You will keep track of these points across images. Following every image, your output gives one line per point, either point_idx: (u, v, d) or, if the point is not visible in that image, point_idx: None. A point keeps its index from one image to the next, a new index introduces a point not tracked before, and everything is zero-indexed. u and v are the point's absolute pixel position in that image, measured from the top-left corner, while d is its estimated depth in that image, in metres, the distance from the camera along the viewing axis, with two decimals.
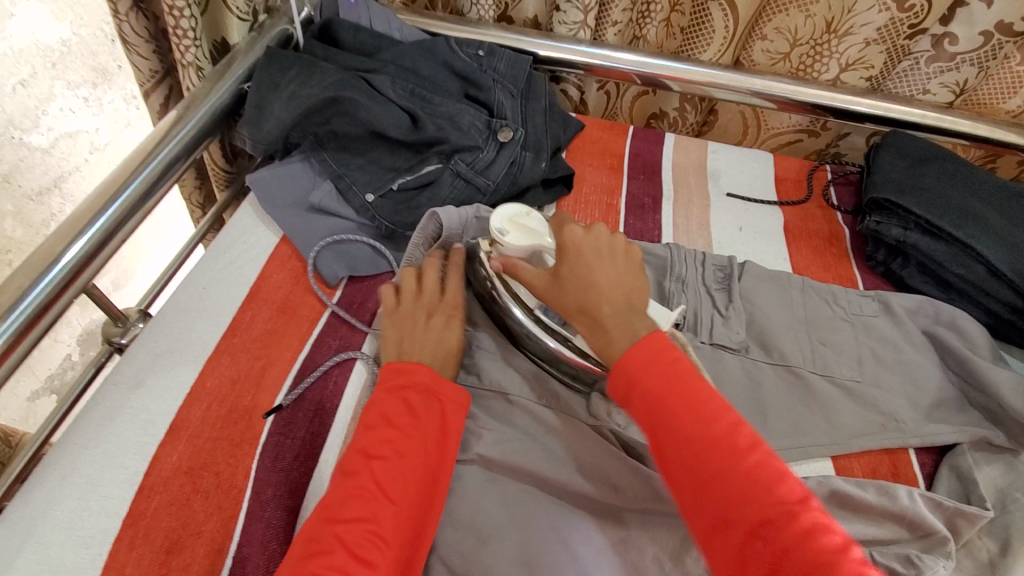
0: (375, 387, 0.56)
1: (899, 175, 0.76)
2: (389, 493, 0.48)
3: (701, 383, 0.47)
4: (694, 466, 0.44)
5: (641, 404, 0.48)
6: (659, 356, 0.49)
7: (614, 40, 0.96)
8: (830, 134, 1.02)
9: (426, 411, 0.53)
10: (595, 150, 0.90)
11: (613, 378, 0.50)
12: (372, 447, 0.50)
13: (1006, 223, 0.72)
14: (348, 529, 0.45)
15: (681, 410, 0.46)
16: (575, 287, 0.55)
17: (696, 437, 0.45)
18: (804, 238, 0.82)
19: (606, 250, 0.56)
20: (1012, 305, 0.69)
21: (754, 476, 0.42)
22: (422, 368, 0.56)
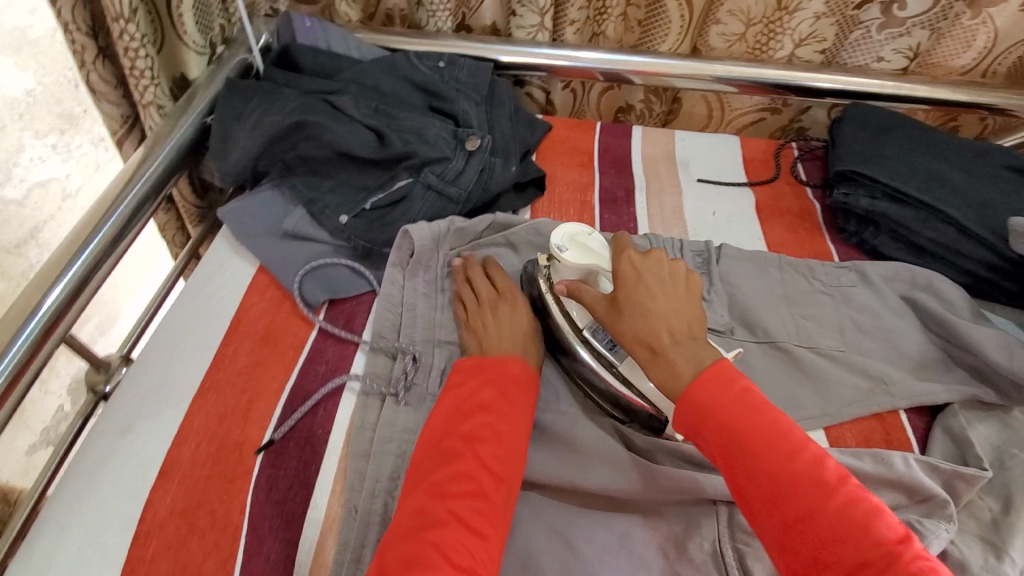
0: (462, 373, 0.58)
1: (862, 146, 0.77)
2: (493, 471, 0.50)
3: (774, 421, 0.48)
4: (778, 505, 0.45)
5: (713, 443, 0.48)
6: (728, 395, 0.49)
7: (573, 39, 0.97)
8: (791, 110, 1.03)
9: (512, 395, 0.55)
10: (565, 148, 0.90)
11: (680, 413, 0.51)
12: (470, 432, 0.52)
13: (973, 183, 0.74)
14: (458, 503, 0.47)
15: (759, 448, 0.46)
16: (636, 315, 0.55)
17: (781, 478, 0.45)
18: (776, 216, 0.83)
19: (666, 280, 0.58)
20: (989, 264, 0.70)
21: (843, 518, 0.43)
22: (509, 358, 0.58)
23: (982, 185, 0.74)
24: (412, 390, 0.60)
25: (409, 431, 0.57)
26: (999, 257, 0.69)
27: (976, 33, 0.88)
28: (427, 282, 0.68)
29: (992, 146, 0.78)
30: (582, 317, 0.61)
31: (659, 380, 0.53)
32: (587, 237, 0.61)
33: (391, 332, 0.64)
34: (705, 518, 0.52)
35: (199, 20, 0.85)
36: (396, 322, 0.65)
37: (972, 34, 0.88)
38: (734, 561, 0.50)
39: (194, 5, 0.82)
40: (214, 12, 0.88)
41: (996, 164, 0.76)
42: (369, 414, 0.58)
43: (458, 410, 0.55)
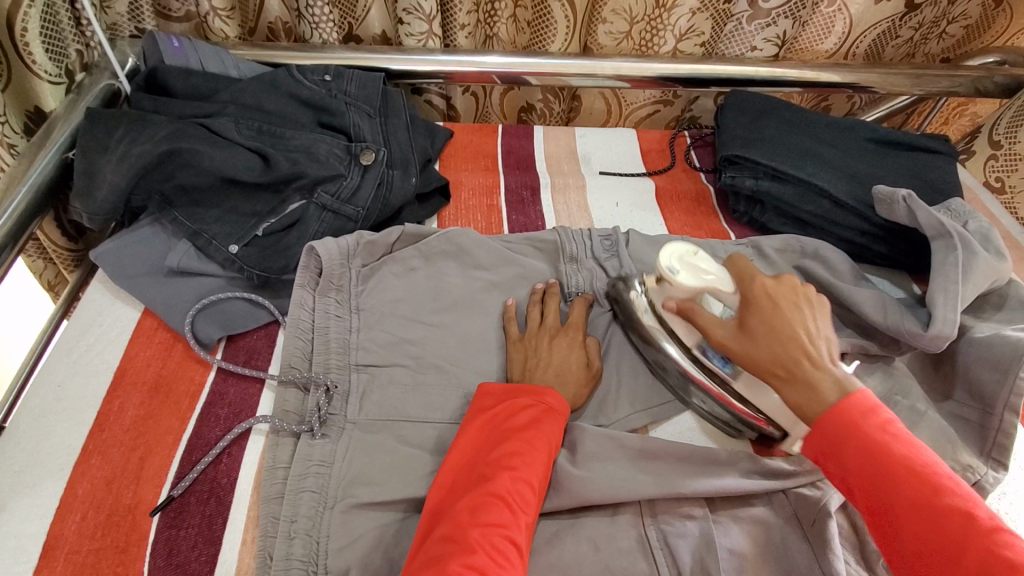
0: (501, 395, 0.56)
1: (743, 131, 0.83)
2: (520, 502, 0.47)
3: (915, 452, 0.44)
4: (913, 536, 0.41)
5: (844, 466, 0.46)
6: (866, 421, 0.46)
7: (464, 44, 0.97)
8: (682, 101, 1.08)
9: (549, 428, 0.53)
10: (469, 153, 0.90)
11: (811, 436, 0.48)
12: (501, 458, 0.50)
13: (841, 157, 0.80)
14: (487, 532, 0.44)
15: (894, 472, 0.43)
16: (770, 341, 0.52)
17: (931, 520, 0.41)
18: (675, 202, 0.87)
19: (801, 305, 0.54)
20: (861, 229, 0.75)
21: (989, 557, 0.38)
22: (547, 390, 0.56)
23: (849, 158, 0.80)
24: (328, 421, 0.56)
25: (325, 463, 0.53)
26: (868, 223, 0.75)
27: (835, 20, 0.96)
28: (339, 301, 0.65)
29: (855, 122, 0.86)
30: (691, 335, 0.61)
31: (790, 401, 0.51)
32: (694, 256, 0.61)
33: (301, 363, 0.61)
34: (627, 508, 0.54)
35: (49, 47, 0.77)
36: (306, 350, 0.62)
37: (830, 21, 0.97)
38: (658, 543, 0.52)
39: (40, 31, 0.74)
40: (67, 37, 0.80)
41: (859, 138, 0.84)
42: (282, 453, 0.54)
43: (491, 435, 0.53)
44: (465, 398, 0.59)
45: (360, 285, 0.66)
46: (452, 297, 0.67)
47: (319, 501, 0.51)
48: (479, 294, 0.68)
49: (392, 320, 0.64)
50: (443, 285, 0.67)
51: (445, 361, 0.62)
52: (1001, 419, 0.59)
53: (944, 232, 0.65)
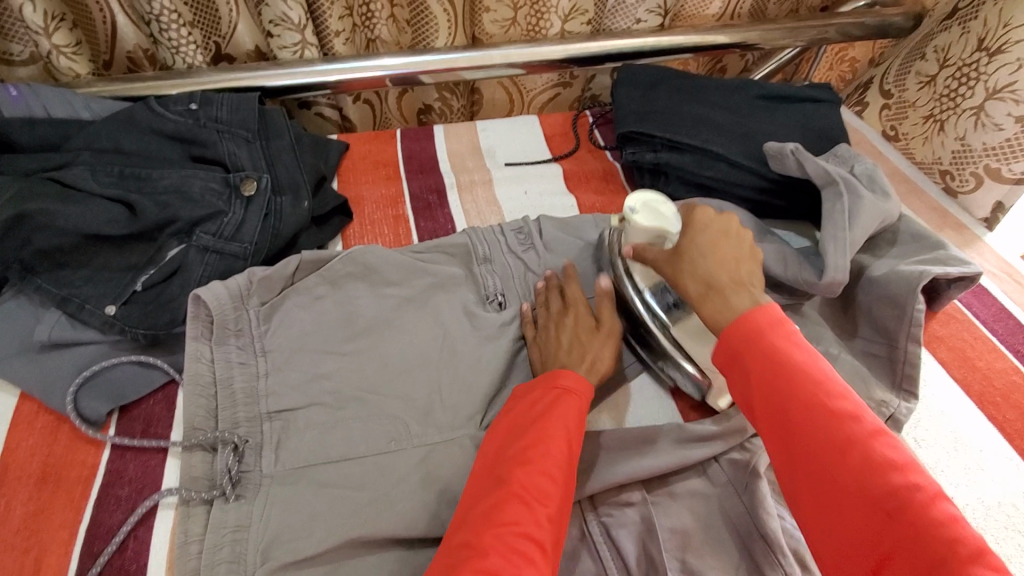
0: (516, 397, 0.55)
1: (637, 105, 0.83)
2: (540, 497, 0.46)
3: (809, 363, 0.46)
4: (807, 448, 0.42)
5: (747, 371, 0.47)
6: (765, 335, 0.47)
7: (344, 52, 0.93)
8: (580, 81, 1.07)
9: (565, 410, 0.52)
10: (368, 164, 0.86)
11: (719, 349, 0.49)
12: (519, 454, 0.48)
13: (734, 118, 0.82)
14: (504, 530, 0.43)
15: (793, 386, 0.44)
16: (694, 262, 0.55)
17: (810, 415, 0.43)
18: (584, 183, 0.86)
19: (731, 236, 0.56)
20: (760, 187, 0.77)
21: (849, 440, 0.41)
22: (563, 379, 0.54)
23: (742, 118, 0.82)
24: (243, 481, 0.52)
25: (241, 527, 0.49)
26: (765, 180, 0.76)
27: None
28: (241, 346, 0.60)
29: (743, 81, 0.87)
30: (645, 277, 0.63)
31: (705, 312, 0.52)
32: (661, 205, 0.64)
33: (206, 422, 0.56)
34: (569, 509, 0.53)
35: None
36: (210, 408, 0.57)
37: None
38: (601, 538, 0.51)
39: None
40: None
41: (750, 96, 0.86)
42: (194, 524, 0.50)
43: (512, 431, 0.51)
44: (390, 425, 0.56)
45: (262, 325, 0.62)
46: (365, 321, 0.64)
47: (239, 571, 0.48)
48: (393, 312, 0.65)
49: (302, 357, 0.60)
50: (353, 310, 0.64)
51: (364, 391, 0.59)
52: (906, 350, 0.62)
53: (831, 178, 0.67)
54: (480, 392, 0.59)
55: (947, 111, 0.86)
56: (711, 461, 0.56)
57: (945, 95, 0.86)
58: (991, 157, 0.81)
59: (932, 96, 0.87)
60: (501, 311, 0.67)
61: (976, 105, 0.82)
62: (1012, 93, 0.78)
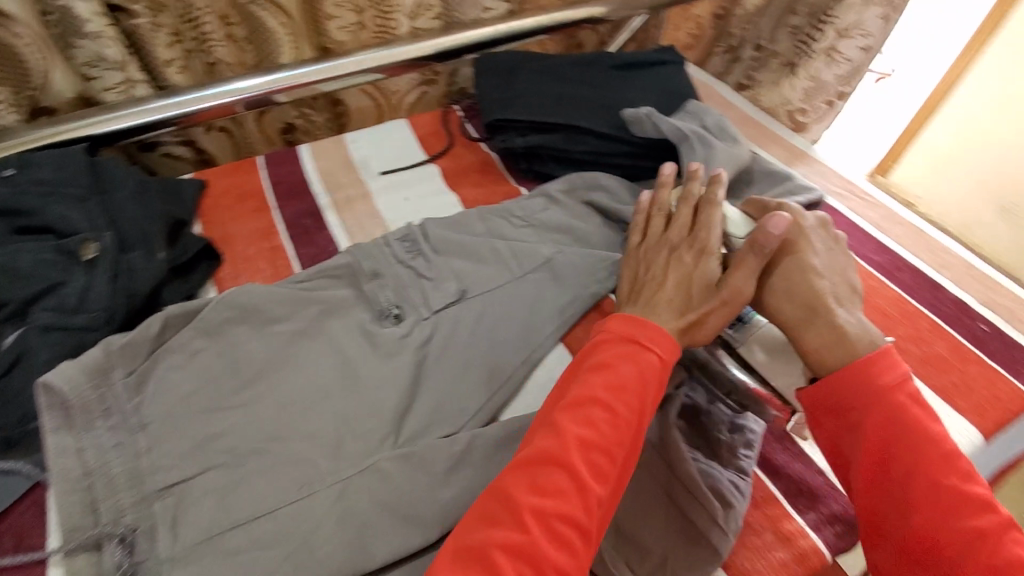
0: (599, 335, 0.56)
1: (498, 93, 0.83)
2: (592, 475, 0.47)
3: (942, 445, 0.49)
4: (920, 510, 0.47)
5: (861, 424, 0.51)
6: (896, 410, 0.50)
7: (181, 82, 0.85)
8: (444, 76, 1.06)
9: (643, 367, 0.53)
10: (231, 198, 0.80)
11: (825, 392, 0.53)
12: (585, 418, 0.50)
13: (593, 91, 0.84)
14: (546, 503, 0.45)
15: (919, 456, 0.49)
16: (794, 287, 0.59)
17: (929, 482, 0.48)
18: (463, 178, 0.85)
19: (822, 253, 0.61)
20: (629, 153, 0.80)
21: (961, 513, 0.46)
22: (658, 341, 0.55)
23: (600, 90, 0.85)
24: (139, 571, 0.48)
25: None
26: (631, 146, 0.79)
27: None
28: (115, 426, 0.54)
29: (596, 55, 0.90)
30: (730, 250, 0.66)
31: (803, 336, 0.57)
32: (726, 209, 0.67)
33: (87, 519, 0.50)
34: None
35: None
36: (88, 502, 0.51)
37: None
38: None
39: None
40: None
41: (605, 68, 0.88)
42: None
43: (578, 382, 0.53)
44: (299, 469, 0.53)
45: (135, 397, 0.56)
46: (254, 366, 0.59)
47: None
48: (282, 350, 0.61)
49: (187, 420, 0.55)
50: (237, 358, 0.60)
51: (264, 440, 0.55)
52: None
53: (684, 135, 0.73)
54: (390, 412, 0.57)
55: (800, 55, 1.08)
56: None
57: (801, 42, 1.07)
58: (840, 84, 1.05)
59: (792, 41, 1.09)
60: (399, 324, 0.65)
61: (826, 46, 1.04)
62: (857, 31, 1.00)
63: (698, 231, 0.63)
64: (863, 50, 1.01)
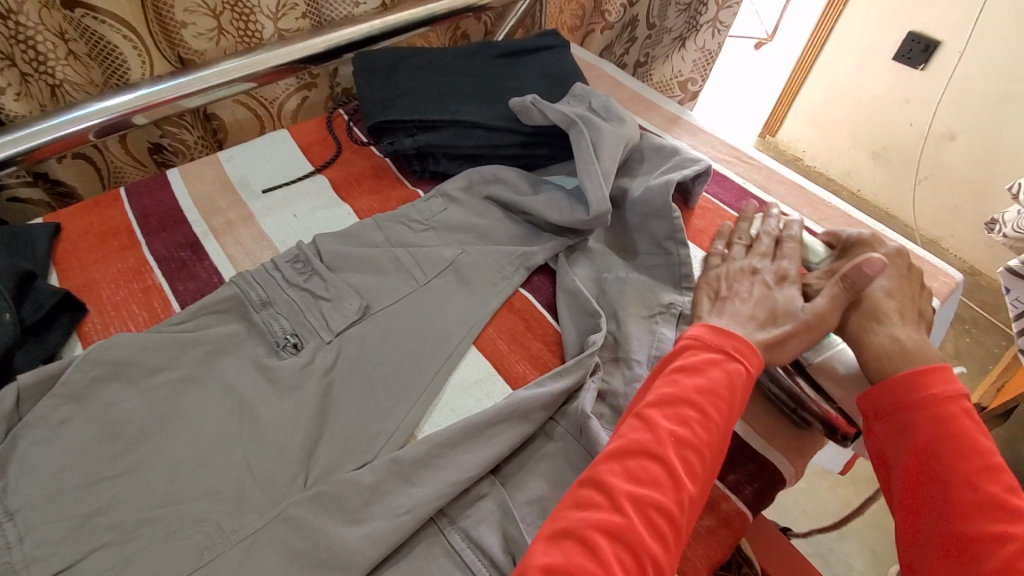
0: (683, 339, 0.57)
1: (380, 93, 0.79)
2: (686, 474, 0.47)
3: (987, 451, 0.51)
4: (957, 507, 0.49)
5: (912, 423, 0.54)
6: (949, 416, 0.53)
7: (21, 110, 0.74)
8: (323, 79, 1.00)
9: (732, 378, 0.53)
10: (92, 239, 0.71)
11: (883, 395, 0.57)
12: (677, 417, 0.50)
13: (478, 83, 0.82)
14: (642, 494, 0.45)
15: (962, 455, 0.51)
16: (868, 314, 0.62)
17: (968, 479, 0.50)
18: (355, 186, 0.81)
19: (896, 280, 0.64)
20: (521, 142, 0.79)
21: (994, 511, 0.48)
22: (743, 350, 0.55)
23: (485, 81, 0.83)
24: None
25: None
26: (522, 134, 0.78)
27: None
28: None
29: (477, 45, 0.88)
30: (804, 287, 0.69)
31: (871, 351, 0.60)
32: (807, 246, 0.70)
33: None
34: (426, 530, 0.50)
35: None
36: None
37: None
38: (464, 544, 0.49)
39: None
40: None
41: (488, 58, 0.86)
42: None
43: (669, 382, 0.53)
44: (200, 532, 0.48)
45: None
46: (134, 427, 0.53)
47: None
48: (168, 402, 0.55)
49: (56, 503, 0.48)
50: (114, 420, 0.53)
51: (156, 508, 0.49)
52: (678, 254, 0.68)
53: (571, 120, 0.72)
54: (298, 452, 0.53)
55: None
56: (548, 421, 0.58)
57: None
58: None
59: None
60: (298, 353, 0.60)
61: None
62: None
63: (778, 260, 0.66)
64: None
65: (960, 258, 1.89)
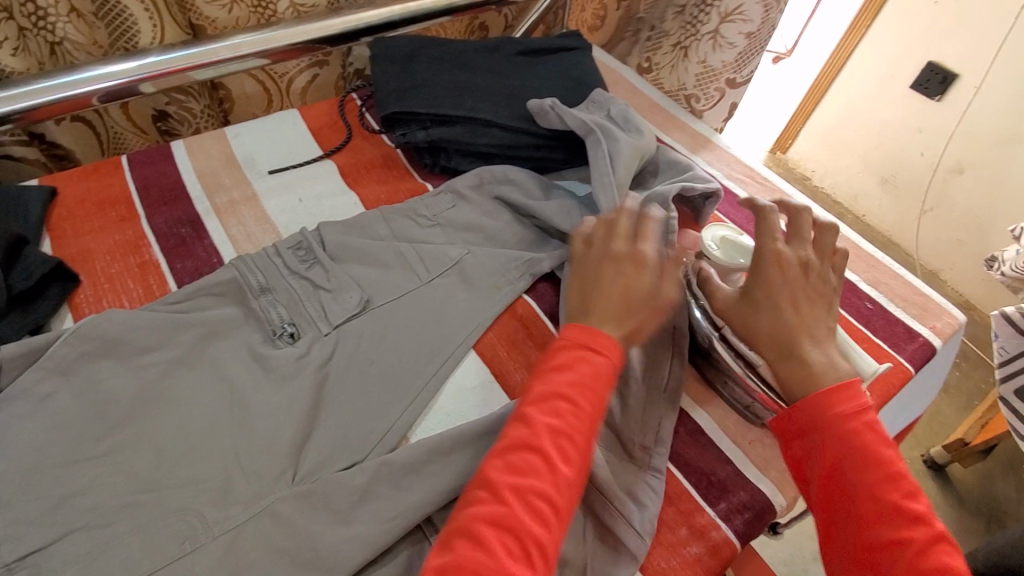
0: (557, 331, 0.53)
1: (396, 83, 0.78)
2: (564, 460, 0.46)
3: (888, 459, 0.49)
4: (865, 526, 0.47)
5: (819, 446, 0.51)
6: (853, 432, 0.50)
7: (19, 66, 0.73)
8: (335, 59, 0.97)
9: (600, 363, 0.50)
10: (90, 207, 0.69)
11: (795, 417, 0.53)
12: (552, 409, 0.48)
13: (497, 80, 0.80)
14: (521, 485, 0.44)
15: (869, 473, 0.48)
16: (772, 325, 0.55)
17: (874, 497, 0.48)
18: (364, 175, 0.79)
19: (802, 280, 0.56)
20: (535, 145, 0.77)
21: (897, 525, 0.46)
22: (606, 339, 0.51)
23: (504, 78, 0.81)
24: None
25: None
26: (538, 137, 0.77)
27: None
28: None
29: (499, 40, 0.86)
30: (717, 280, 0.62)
31: (786, 374, 0.54)
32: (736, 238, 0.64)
33: None
34: (412, 536, 0.50)
35: None
36: None
37: None
38: None
39: None
40: None
41: (508, 54, 0.85)
42: None
43: (543, 375, 0.50)
44: (182, 521, 0.47)
45: None
46: (120, 407, 0.51)
47: None
48: (157, 384, 0.54)
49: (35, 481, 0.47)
50: (100, 398, 0.51)
51: (138, 493, 0.48)
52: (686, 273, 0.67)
53: (589, 128, 0.72)
54: (287, 446, 0.52)
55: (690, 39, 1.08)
56: None
57: (688, 24, 1.07)
58: (728, 71, 1.06)
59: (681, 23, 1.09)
60: (295, 343, 0.59)
61: (712, 29, 1.04)
62: (738, 17, 1.00)
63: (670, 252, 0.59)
64: (745, 36, 1.01)
65: (957, 292, 1.90)
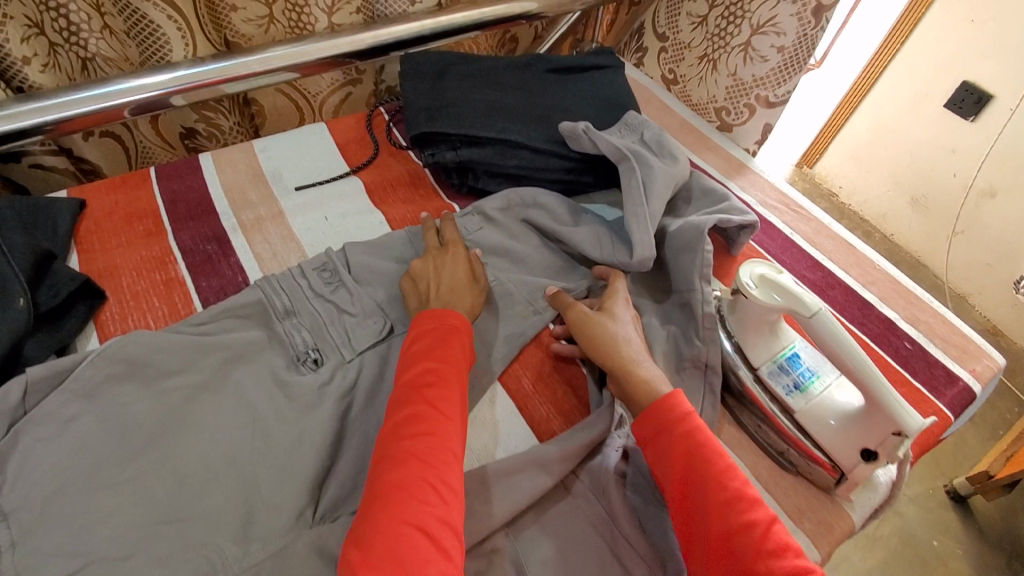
0: (411, 326, 0.57)
1: (425, 101, 0.76)
2: (450, 434, 0.48)
3: (720, 452, 0.50)
4: (713, 518, 0.47)
5: (666, 450, 0.51)
6: (689, 428, 0.51)
7: (47, 83, 0.71)
8: (368, 76, 0.96)
9: (456, 347, 0.55)
10: (117, 220, 0.69)
11: (644, 420, 0.53)
12: (423, 395, 0.50)
13: (528, 100, 0.79)
14: (409, 474, 0.45)
15: (708, 466, 0.49)
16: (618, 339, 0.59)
17: (716, 490, 0.48)
18: (390, 193, 0.79)
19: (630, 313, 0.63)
20: (565, 168, 0.76)
21: (738, 513, 0.46)
22: (449, 315, 0.57)
23: (535, 98, 0.80)
24: None
25: None
26: (568, 160, 0.76)
27: None
28: None
29: (530, 57, 0.84)
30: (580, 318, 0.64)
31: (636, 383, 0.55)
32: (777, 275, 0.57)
33: None
34: None
35: None
36: None
37: None
38: None
39: None
40: None
41: (539, 72, 0.83)
42: None
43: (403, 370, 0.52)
44: (201, 555, 0.46)
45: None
46: (142, 432, 0.51)
47: None
48: (179, 409, 0.53)
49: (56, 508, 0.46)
50: (122, 423, 0.51)
51: (157, 524, 0.47)
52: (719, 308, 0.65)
53: (623, 154, 0.70)
54: (308, 479, 0.51)
55: (718, 51, 1.00)
56: (569, 475, 0.56)
57: (716, 35, 0.99)
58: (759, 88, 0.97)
59: (706, 34, 1.01)
60: (318, 370, 0.59)
61: (742, 42, 0.97)
62: (770, 29, 0.92)
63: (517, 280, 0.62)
64: (778, 50, 0.92)
65: (985, 317, 1.85)
